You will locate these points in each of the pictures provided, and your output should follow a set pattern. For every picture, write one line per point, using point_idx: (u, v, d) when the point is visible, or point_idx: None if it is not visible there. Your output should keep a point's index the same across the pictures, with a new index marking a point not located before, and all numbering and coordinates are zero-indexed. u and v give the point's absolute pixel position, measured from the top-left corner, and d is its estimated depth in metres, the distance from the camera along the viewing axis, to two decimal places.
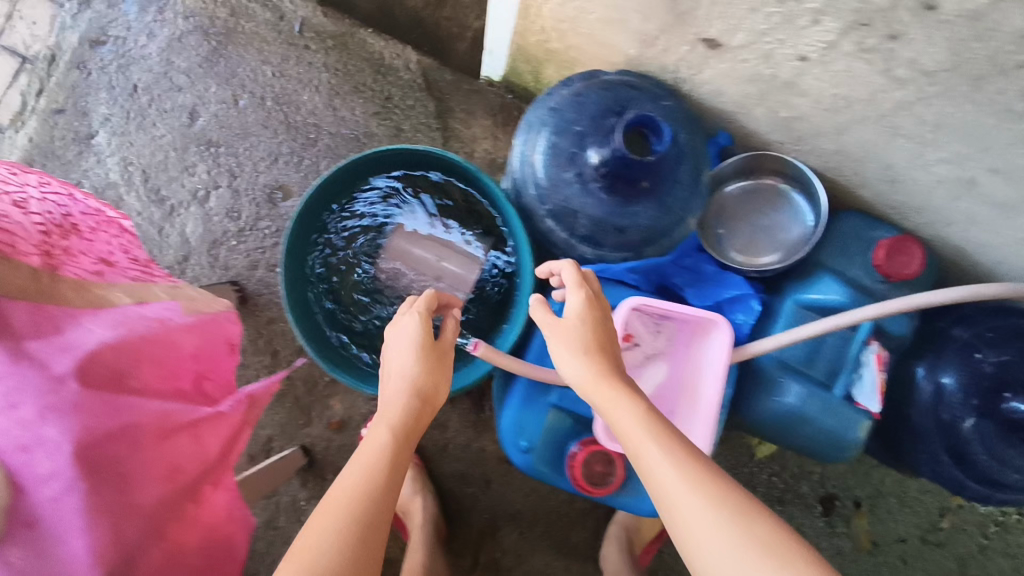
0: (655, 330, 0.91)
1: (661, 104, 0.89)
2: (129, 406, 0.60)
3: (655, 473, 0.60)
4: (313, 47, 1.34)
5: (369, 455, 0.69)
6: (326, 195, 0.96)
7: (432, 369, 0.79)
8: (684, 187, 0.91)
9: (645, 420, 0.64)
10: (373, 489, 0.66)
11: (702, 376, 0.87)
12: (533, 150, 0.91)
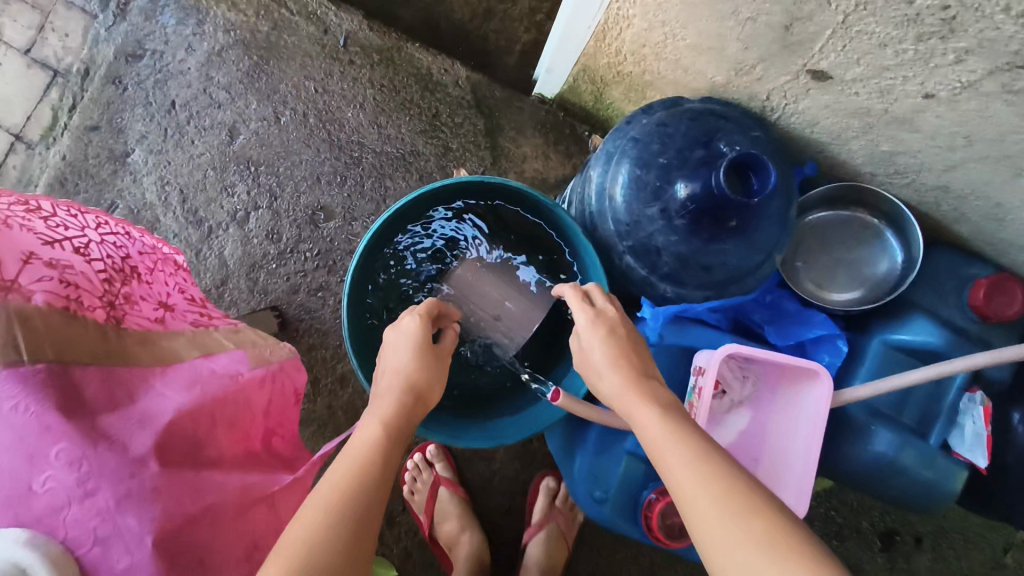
0: (741, 376, 0.86)
1: (751, 135, 0.84)
2: (207, 483, 0.56)
3: (665, 468, 0.55)
4: (358, 62, 1.28)
5: (357, 448, 0.64)
6: (388, 225, 0.93)
7: (428, 369, 0.75)
8: (774, 223, 0.84)
9: (662, 414, 0.59)
10: (358, 483, 0.60)
11: (794, 429, 0.81)
12: (613, 181, 0.85)
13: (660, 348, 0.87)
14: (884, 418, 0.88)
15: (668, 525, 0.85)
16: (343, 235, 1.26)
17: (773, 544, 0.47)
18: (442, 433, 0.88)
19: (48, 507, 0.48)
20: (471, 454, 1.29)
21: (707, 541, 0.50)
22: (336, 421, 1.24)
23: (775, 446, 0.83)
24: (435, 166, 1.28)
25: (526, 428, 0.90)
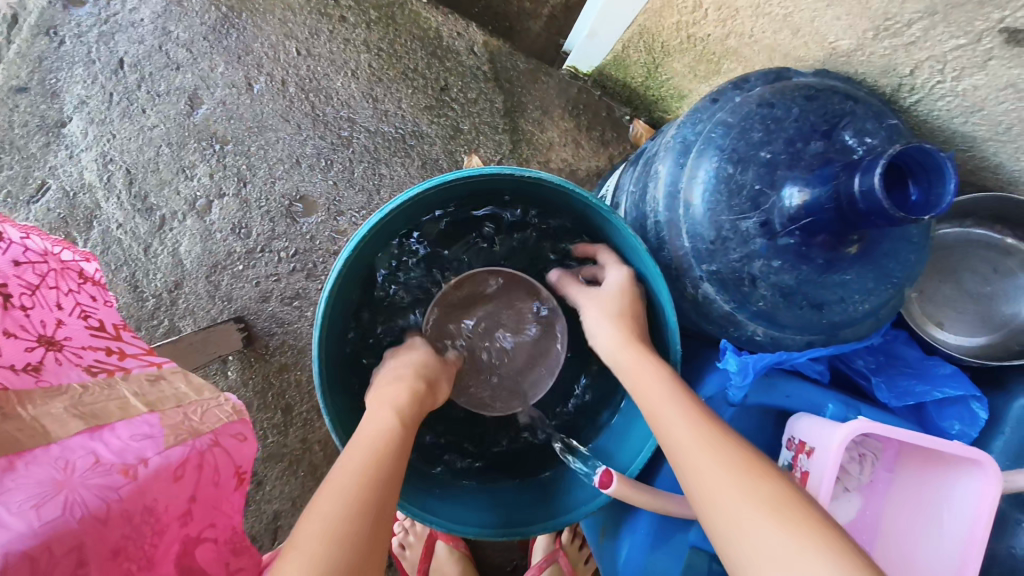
0: (858, 458, 0.61)
1: (887, 123, 0.61)
2: None
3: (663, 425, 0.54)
4: (351, 19, 1.04)
5: (370, 440, 0.56)
6: (382, 238, 0.71)
7: (443, 373, 0.73)
8: (913, 246, 0.61)
9: (667, 380, 0.57)
10: (380, 476, 0.52)
11: (932, 534, 0.57)
12: (690, 181, 0.62)
13: (743, 409, 0.65)
14: None
15: None
16: (326, 231, 1.02)
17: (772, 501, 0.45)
18: (444, 514, 0.65)
19: None
20: None
21: (695, 481, 0.49)
22: (313, 459, 1.00)
23: (903, 549, 0.59)
24: (442, 151, 1.04)
25: (555, 507, 0.67)
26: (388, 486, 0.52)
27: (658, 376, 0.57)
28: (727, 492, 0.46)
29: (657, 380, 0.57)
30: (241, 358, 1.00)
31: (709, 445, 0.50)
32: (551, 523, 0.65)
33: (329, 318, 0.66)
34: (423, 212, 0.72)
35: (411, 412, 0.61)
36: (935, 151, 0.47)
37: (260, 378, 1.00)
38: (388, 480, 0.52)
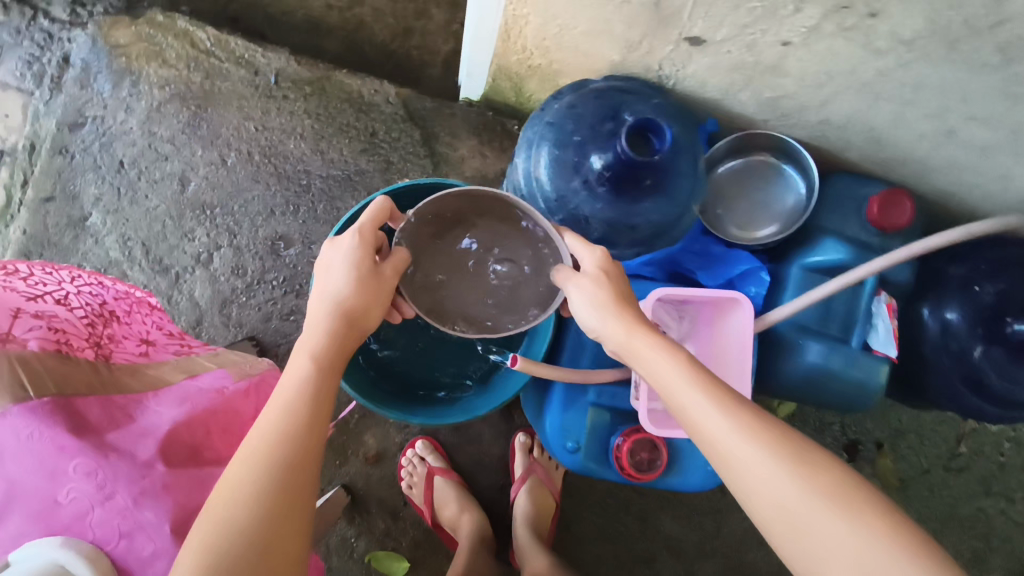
0: (679, 317, 0.97)
1: (653, 102, 0.93)
2: (209, 477, 0.66)
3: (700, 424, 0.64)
4: (291, 95, 1.35)
5: (291, 389, 0.66)
6: None
7: (370, 299, 0.74)
8: (686, 177, 0.93)
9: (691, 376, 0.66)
10: (281, 437, 0.62)
11: (728, 351, 0.91)
12: (537, 165, 0.94)
13: None
14: (813, 331, 0.96)
15: (638, 460, 0.94)
16: (305, 259, 1.33)
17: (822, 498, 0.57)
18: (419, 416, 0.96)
19: (75, 512, 0.56)
20: (459, 440, 1.37)
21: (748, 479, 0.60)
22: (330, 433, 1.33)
23: (717, 366, 0.93)
24: (381, 180, 1.35)
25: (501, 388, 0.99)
26: (293, 439, 0.62)
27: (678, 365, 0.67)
28: (787, 497, 0.58)
29: (677, 369, 0.67)
30: None
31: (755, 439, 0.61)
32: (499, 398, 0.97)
33: None
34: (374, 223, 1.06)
35: (326, 353, 0.70)
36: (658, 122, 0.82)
37: None
38: (296, 426, 0.63)
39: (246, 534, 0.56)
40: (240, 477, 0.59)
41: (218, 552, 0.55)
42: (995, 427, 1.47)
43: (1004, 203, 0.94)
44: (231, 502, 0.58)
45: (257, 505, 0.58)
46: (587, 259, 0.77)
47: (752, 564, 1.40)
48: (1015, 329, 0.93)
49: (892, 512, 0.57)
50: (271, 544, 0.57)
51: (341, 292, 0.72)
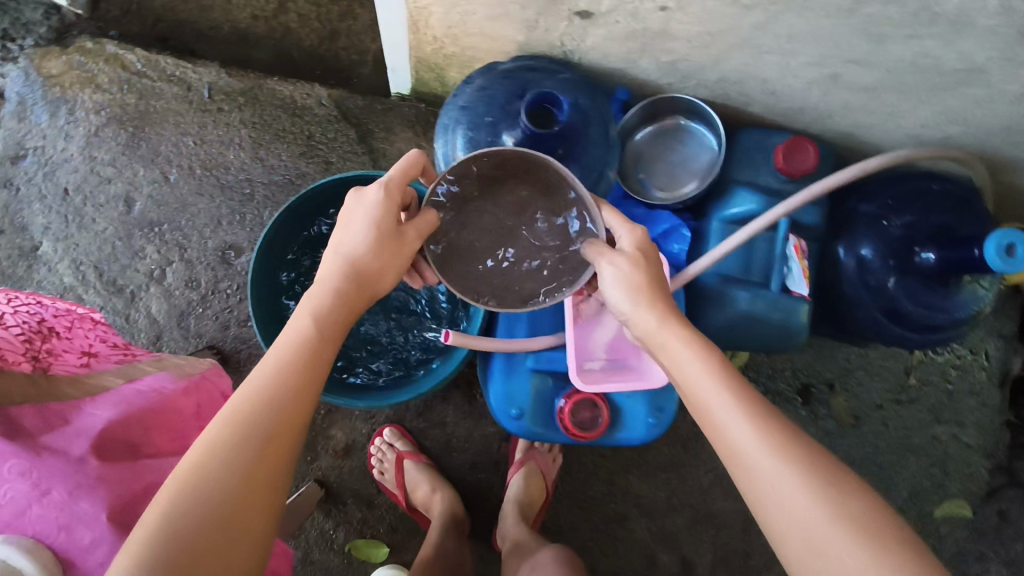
0: None
1: (559, 78, 0.97)
2: (147, 469, 0.70)
3: (724, 425, 0.67)
4: (226, 108, 1.38)
5: (289, 348, 0.70)
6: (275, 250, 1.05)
7: (384, 258, 0.77)
8: (598, 145, 0.98)
9: (720, 375, 0.69)
10: (268, 402, 0.65)
11: None
12: (454, 149, 0.97)
13: None
14: (737, 280, 1.02)
15: (580, 419, 0.99)
16: None
17: (833, 513, 0.59)
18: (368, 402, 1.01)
19: (13, 511, 0.62)
20: (425, 425, 1.42)
21: (763, 484, 0.63)
22: None
23: None
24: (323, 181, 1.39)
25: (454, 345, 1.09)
26: (282, 403, 0.66)
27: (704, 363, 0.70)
28: (796, 505, 0.60)
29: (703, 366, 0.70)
30: None
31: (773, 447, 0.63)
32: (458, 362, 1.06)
33: (260, 301, 1.01)
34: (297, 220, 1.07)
35: (327, 316, 0.73)
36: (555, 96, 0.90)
37: None
38: (287, 391, 0.67)
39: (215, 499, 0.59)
40: (218, 436, 0.62)
41: (184, 511, 0.58)
42: (940, 357, 1.54)
43: (901, 140, 0.99)
44: (206, 458, 0.61)
45: (230, 474, 0.60)
46: (625, 239, 0.78)
47: (721, 513, 1.46)
48: (923, 257, 0.98)
49: (900, 530, 0.59)
50: (238, 516, 0.59)
51: (358, 248, 0.76)
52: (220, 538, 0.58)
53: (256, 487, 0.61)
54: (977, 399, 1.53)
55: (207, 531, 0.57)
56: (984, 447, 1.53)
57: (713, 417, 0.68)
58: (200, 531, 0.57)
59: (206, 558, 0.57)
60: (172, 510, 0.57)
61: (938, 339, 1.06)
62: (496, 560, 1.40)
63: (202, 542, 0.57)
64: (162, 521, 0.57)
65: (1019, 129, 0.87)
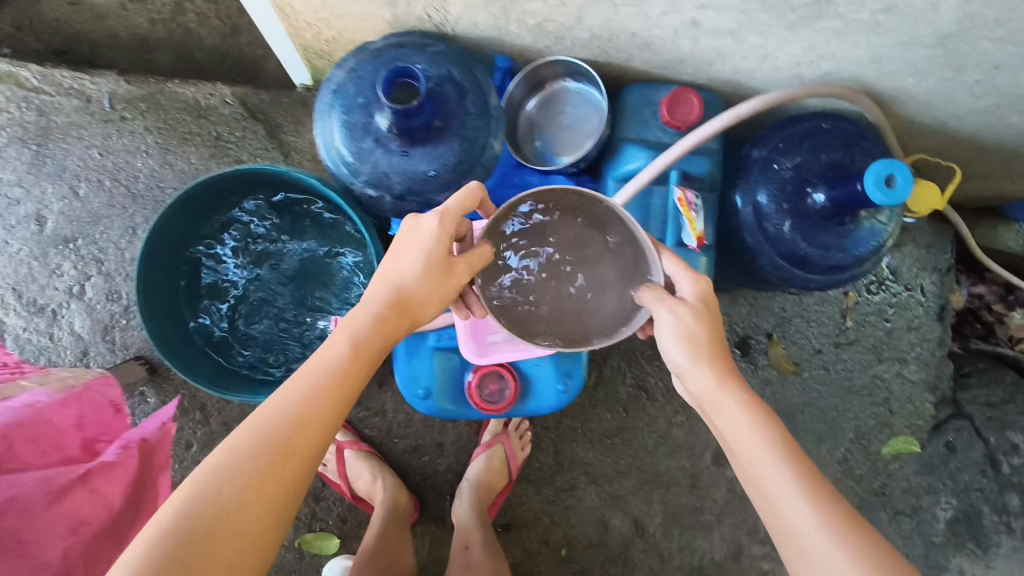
0: None
1: (430, 51, 0.95)
2: (9, 483, 0.70)
3: (780, 498, 0.67)
4: (129, 115, 1.35)
5: (323, 366, 0.70)
6: (159, 282, 1.04)
7: (431, 289, 0.76)
8: (476, 117, 0.97)
9: (781, 448, 0.70)
10: (290, 418, 0.66)
11: None
12: (331, 134, 0.96)
13: None
14: None
15: (486, 392, 1.00)
16: None
17: None
18: None
19: None
20: (365, 414, 1.42)
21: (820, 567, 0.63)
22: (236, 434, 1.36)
23: None
24: None
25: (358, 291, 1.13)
26: (306, 422, 0.66)
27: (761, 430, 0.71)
28: None
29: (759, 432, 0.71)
30: (153, 385, 1.34)
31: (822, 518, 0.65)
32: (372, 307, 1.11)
33: (162, 335, 1.01)
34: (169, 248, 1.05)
35: (365, 338, 0.72)
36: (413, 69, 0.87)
37: (172, 393, 1.35)
38: (309, 411, 0.67)
39: (222, 509, 0.59)
40: (236, 444, 0.63)
41: (195, 517, 0.58)
42: (877, 296, 1.50)
43: (783, 81, 0.98)
44: (228, 466, 0.61)
45: (242, 491, 0.61)
46: (688, 290, 0.78)
47: (667, 471, 1.47)
48: (814, 198, 0.97)
49: None
50: (243, 522, 0.60)
51: (409, 278, 0.75)
52: (222, 544, 0.58)
53: (262, 504, 0.61)
54: (918, 334, 1.48)
55: (211, 535, 0.58)
56: (928, 381, 1.49)
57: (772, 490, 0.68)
58: (204, 534, 0.58)
59: (202, 566, 0.57)
60: (185, 513, 0.58)
61: (842, 280, 1.05)
62: (447, 539, 1.42)
63: (204, 547, 0.57)
64: (172, 520, 0.58)
65: (888, 59, 0.86)
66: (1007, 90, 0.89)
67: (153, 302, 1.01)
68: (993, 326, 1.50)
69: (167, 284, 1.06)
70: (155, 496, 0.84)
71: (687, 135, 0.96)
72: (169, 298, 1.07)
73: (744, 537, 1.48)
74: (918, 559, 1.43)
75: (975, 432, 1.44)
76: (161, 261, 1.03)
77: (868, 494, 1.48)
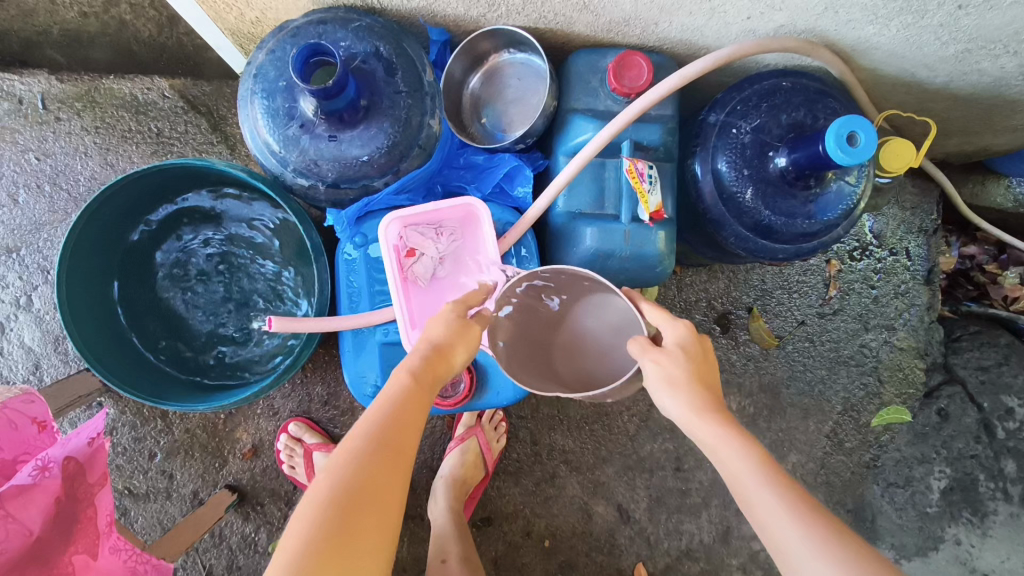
0: (434, 234, 0.96)
1: (353, 27, 0.89)
2: None
3: (777, 541, 0.56)
4: (65, 115, 1.29)
5: (386, 400, 0.64)
6: (95, 309, 1.02)
7: (460, 339, 0.71)
8: (407, 94, 0.90)
9: (775, 482, 0.58)
10: (372, 452, 0.60)
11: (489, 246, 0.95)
12: (255, 122, 0.90)
13: (370, 243, 0.98)
14: (587, 215, 0.95)
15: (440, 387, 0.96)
16: None
17: None
18: (244, 392, 1.00)
19: None
20: (334, 413, 1.34)
21: None
22: (200, 440, 1.31)
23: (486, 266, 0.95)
24: None
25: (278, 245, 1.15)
26: (387, 455, 0.60)
27: (747, 460, 0.60)
28: None
29: (748, 464, 0.60)
30: (109, 395, 1.29)
31: (827, 557, 0.53)
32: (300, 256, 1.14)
33: (106, 359, 0.98)
34: (97, 273, 1.03)
35: (424, 368, 0.66)
36: (326, 45, 0.81)
37: (131, 402, 1.30)
38: (389, 445, 0.61)
39: (339, 532, 0.55)
40: (330, 483, 0.57)
41: (316, 545, 0.54)
42: (861, 262, 1.43)
43: (737, 37, 0.91)
44: (335, 489, 0.57)
45: (350, 524, 0.55)
46: (670, 334, 0.70)
47: (650, 455, 1.42)
48: (777, 161, 0.91)
49: None
50: (345, 561, 0.54)
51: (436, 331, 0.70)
52: (347, 566, 0.54)
53: (362, 542, 0.55)
54: (905, 298, 1.42)
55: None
56: (917, 347, 1.42)
57: (766, 531, 0.57)
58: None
59: None
60: (303, 545, 0.53)
61: (813, 249, 0.99)
62: (426, 536, 1.37)
63: None
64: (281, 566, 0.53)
65: (843, 5, 0.80)
66: (975, 32, 0.82)
67: (92, 334, 0.99)
68: (987, 287, 1.44)
69: (103, 311, 1.04)
70: (95, 513, 0.79)
71: (631, 103, 0.89)
72: (112, 323, 1.05)
73: (733, 518, 1.43)
74: (912, 531, 1.32)
75: (967, 397, 1.33)
76: (86, 292, 1.00)
77: (858, 468, 1.40)
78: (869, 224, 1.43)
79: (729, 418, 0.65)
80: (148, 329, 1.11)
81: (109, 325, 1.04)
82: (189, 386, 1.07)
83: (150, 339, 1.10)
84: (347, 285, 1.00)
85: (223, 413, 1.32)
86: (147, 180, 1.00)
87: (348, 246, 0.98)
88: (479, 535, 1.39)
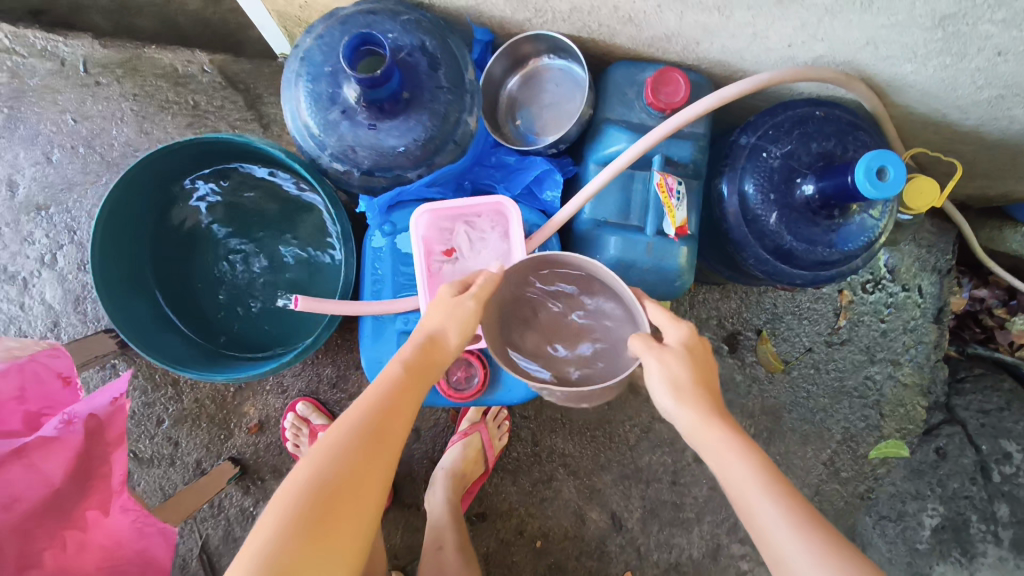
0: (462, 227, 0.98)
1: (401, 19, 0.91)
2: None
3: (772, 543, 0.57)
4: (105, 80, 1.31)
5: (378, 387, 0.67)
6: (125, 272, 1.04)
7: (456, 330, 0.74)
8: (448, 90, 0.92)
9: (772, 487, 0.60)
10: (358, 434, 0.62)
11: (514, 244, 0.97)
12: (297, 103, 0.91)
13: (398, 233, 1.00)
14: (611, 225, 0.97)
15: (455, 380, 0.98)
16: None
17: None
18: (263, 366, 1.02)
19: None
20: (342, 396, 1.36)
21: None
22: (208, 411, 1.33)
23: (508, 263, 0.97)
24: None
25: (302, 225, 1.16)
26: (373, 438, 0.63)
27: (746, 464, 0.62)
28: None
29: (748, 469, 0.61)
30: (124, 358, 1.31)
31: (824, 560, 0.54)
32: (326, 242, 1.16)
33: (130, 321, 1.00)
34: (131, 237, 1.05)
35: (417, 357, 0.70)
36: (376, 35, 0.83)
37: (144, 367, 1.32)
38: (376, 428, 0.64)
39: (320, 509, 0.57)
40: (316, 461, 0.60)
41: (298, 519, 0.56)
42: (873, 295, 1.45)
43: (775, 63, 0.93)
44: (320, 467, 0.59)
45: (333, 501, 0.58)
46: (674, 335, 0.71)
47: (648, 467, 1.43)
48: (804, 189, 0.93)
49: None
50: (326, 537, 0.56)
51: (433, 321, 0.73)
52: (329, 540, 0.56)
53: (342, 521, 0.58)
54: (914, 334, 1.42)
55: (296, 548, 0.54)
56: (921, 385, 1.43)
57: (762, 534, 0.58)
58: (287, 548, 0.54)
59: None
60: (285, 518, 0.56)
61: (829, 278, 1.01)
62: (420, 526, 1.39)
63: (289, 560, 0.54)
64: (263, 535, 0.55)
65: (884, 41, 0.81)
66: (1011, 79, 0.83)
67: (121, 296, 1.01)
68: (994, 330, 1.44)
69: (132, 275, 1.06)
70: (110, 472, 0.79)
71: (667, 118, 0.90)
72: (139, 287, 1.08)
73: (724, 537, 1.44)
74: (900, 566, 1.33)
75: (966, 438, 1.34)
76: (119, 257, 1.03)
77: (852, 498, 1.42)
78: (884, 260, 1.43)
79: (728, 421, 0.67)
80: (171, 296, 1.13)
81: (136, 288, 1.07)
82: (207, 354, 1.09)
83: (173, 306, 1.13)
84: (371, 271, 1.01)
85: (232, 387, 1.34)
86: (187, 152, 1.03)
87: (375, 234, 1.00)
88: (471, 530, 1.40)
